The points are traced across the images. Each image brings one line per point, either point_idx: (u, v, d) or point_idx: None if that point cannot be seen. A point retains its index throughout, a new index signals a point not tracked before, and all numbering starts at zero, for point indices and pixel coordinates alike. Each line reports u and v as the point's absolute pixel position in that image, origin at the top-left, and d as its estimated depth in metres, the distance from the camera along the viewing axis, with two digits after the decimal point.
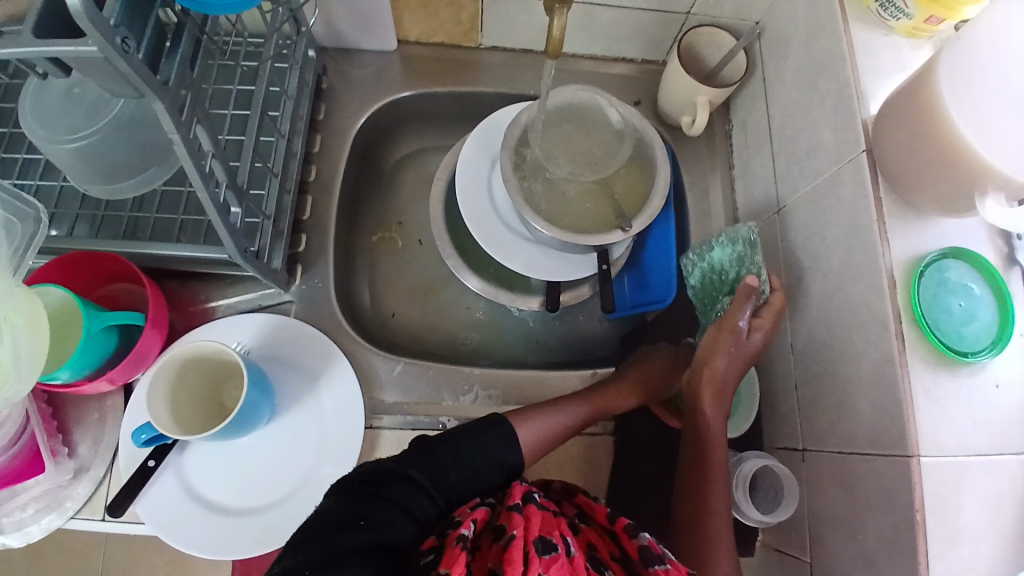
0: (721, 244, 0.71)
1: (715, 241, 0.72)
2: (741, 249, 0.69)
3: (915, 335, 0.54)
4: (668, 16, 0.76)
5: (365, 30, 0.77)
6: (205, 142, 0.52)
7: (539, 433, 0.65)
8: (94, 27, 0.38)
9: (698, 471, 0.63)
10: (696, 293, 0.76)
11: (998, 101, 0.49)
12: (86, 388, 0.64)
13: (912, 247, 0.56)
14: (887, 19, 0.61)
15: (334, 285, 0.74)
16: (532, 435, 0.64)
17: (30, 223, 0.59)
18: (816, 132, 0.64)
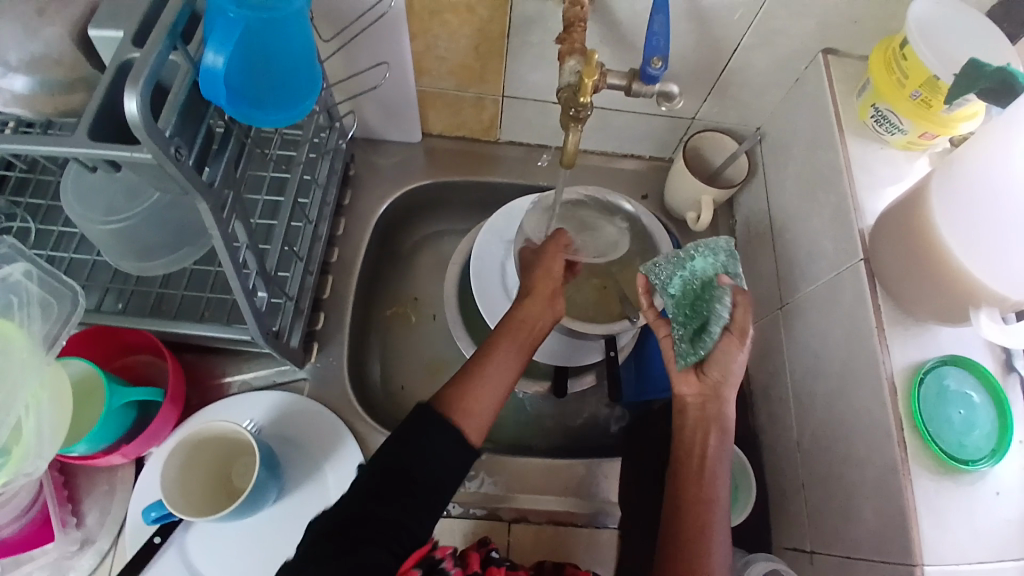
0: (700, 252, 0.62)
1: (693, 249, 0.62)
2: (722, 258, 0.62)
3: (917, 443, 0.54)
4: (676, 120, 0.81)
5: (394, 124, 0.82)
6: (240, 233, 0.55)
7: (486, 414, 0.58)
8: (149, 136, 0.40)
9: (692, 482, 0.56)
10: (673, 305, 0.61)
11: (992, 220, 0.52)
12: (101, 461, 0.64)
13: (912, 354, 0.57)
14: (883, 134, 0.65)
15: (347, 363, 0.76)
16: (481, 415, 0.58)
17: (67, 303, 0.62)
18: (817, 236, 0.67)
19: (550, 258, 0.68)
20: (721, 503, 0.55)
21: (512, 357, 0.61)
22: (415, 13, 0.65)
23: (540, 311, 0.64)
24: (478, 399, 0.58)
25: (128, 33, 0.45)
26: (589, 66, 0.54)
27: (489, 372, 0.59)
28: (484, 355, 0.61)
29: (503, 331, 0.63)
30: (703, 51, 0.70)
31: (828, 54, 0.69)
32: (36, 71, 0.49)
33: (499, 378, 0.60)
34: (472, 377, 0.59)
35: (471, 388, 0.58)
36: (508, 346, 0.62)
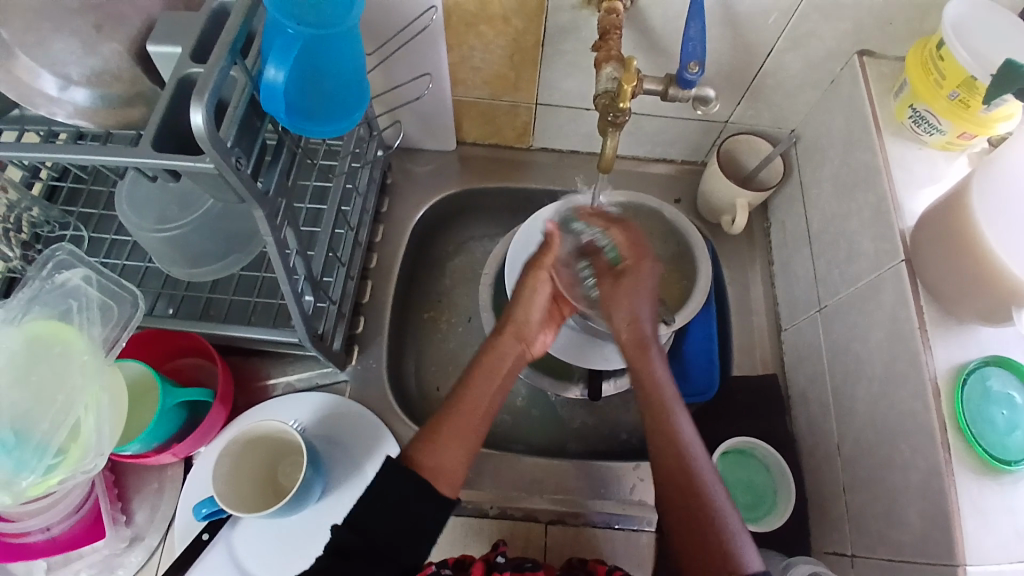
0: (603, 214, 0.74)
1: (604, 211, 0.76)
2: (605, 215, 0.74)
3: (961, 443, 0.54)
4: (708, 125, 0.82)
5: (429, 133, 0.84)
6: (291, 239, 0.57)
7: (459, 464, 0.59)
8: (213, 148, 0.42)
9: (682, 480, 0.54)
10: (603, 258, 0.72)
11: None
12: (151, 459, 0.66)
13: (955, 354, 0.56)
14: (921, 134, 0.64)
15: (386, 366, 0.78)
16: (455, 464, 0.58)
17: (127, 306, 0.65)
18: (856, 238, 0.67)
19: (526, 293, 0.67)
20: (718, 486, 0.53)
21: (486, 397, 0.62)
22: (452, 24, 0.67)
23: (508, 358, 0.64)
24: (446, 452, 0.58)
25: (187, 50, 0.48)
26: (628, 73, 0.56)
27: (461, 423, 0.59)
28: (456, 402, 0.61)
29: (473, 377, 0.63)
30: (736, 55, 0.71)
31: (864, 55, 0.69)
32: (97, 86, 0.52)
33: (470, 425, 0.60)
34: (440, 428, 0.59)
35: (438, 440, 0.58)
36: (472, 401, 0.61)
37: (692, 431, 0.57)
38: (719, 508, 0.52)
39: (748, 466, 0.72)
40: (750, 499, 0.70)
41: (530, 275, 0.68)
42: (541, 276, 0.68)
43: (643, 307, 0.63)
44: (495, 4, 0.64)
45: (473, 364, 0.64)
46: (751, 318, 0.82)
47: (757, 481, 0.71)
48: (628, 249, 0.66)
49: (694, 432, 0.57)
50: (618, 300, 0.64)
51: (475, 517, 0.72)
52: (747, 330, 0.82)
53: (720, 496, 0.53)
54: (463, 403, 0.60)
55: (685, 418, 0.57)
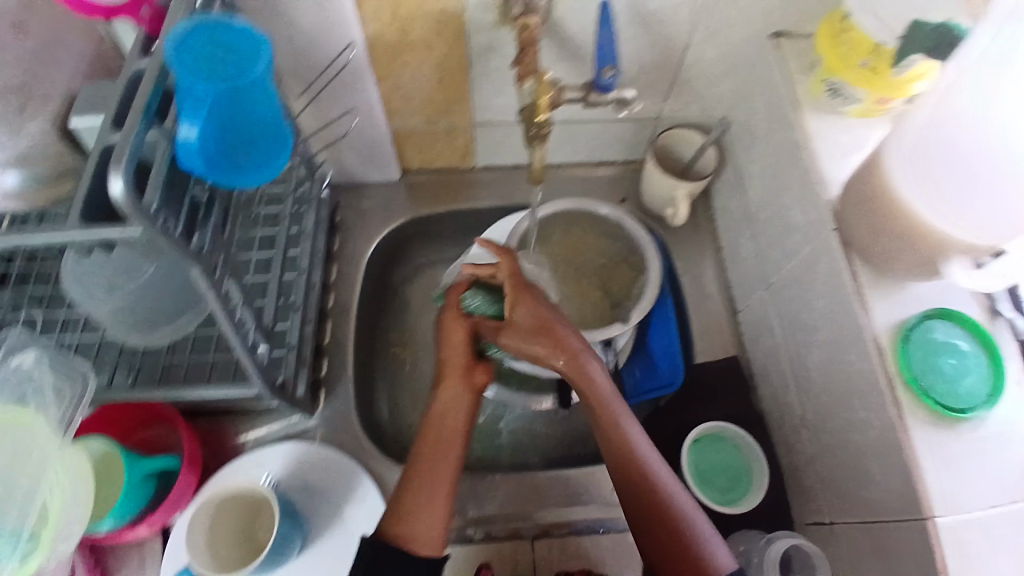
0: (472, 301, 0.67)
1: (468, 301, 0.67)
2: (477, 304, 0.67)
3: (909, 396, 0.56)
4: (640, 122, 0.84)
5: (370, 166, 0.85)
6: (236, 293, 0.57)
7: (438, 512, 0.59)
8: (138, 214, 0.43)
9: (636, 475, 0.59)
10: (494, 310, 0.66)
11: (963, 156, 0.51)
12: (128, 534, 0.66)
13: (894, 312, 0.59)
14: (839, 105, 0.67)
15: (356, 404, 0.78)
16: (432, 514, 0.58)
17: (80, 383, 0.64)
18: (790, 215, 0.69)
19: (448, 343, 0.65)
20: (682, 493, 0.58)
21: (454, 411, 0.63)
22: (376, 58, 0.68)
23: (460, 403, 0.63)
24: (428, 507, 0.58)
25: (106, 119, 0.48)
26: (541, 86, 0.59)
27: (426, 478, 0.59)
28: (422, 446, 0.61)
29: (427, 430, 0.62)
30: (655, 52, 0.73)
31: (780, 36, 0.72)
32: (24, 165, 0.52)
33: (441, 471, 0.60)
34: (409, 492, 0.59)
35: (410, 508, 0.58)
36: (433, 455, 0.60)
37: (641, 431, 0.62)
38: (688, 514, 0.57)
39: (723, 450, 0.73)
40: (729, 481, 0.71)
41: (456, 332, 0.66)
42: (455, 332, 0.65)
43: (563, 326, 0.64)
44: (414, 33, 0.66)
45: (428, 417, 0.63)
46: (708, 303, 0.84)
47: (732, 463, 0.72)
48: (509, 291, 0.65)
49: (643, 436, 0.61)
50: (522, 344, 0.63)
51: (464, 540, 0.72)
52: (706, 316, 0.84)
53: (683, 500, 0.58)
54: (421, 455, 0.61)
55: (632, 422, 0.62)
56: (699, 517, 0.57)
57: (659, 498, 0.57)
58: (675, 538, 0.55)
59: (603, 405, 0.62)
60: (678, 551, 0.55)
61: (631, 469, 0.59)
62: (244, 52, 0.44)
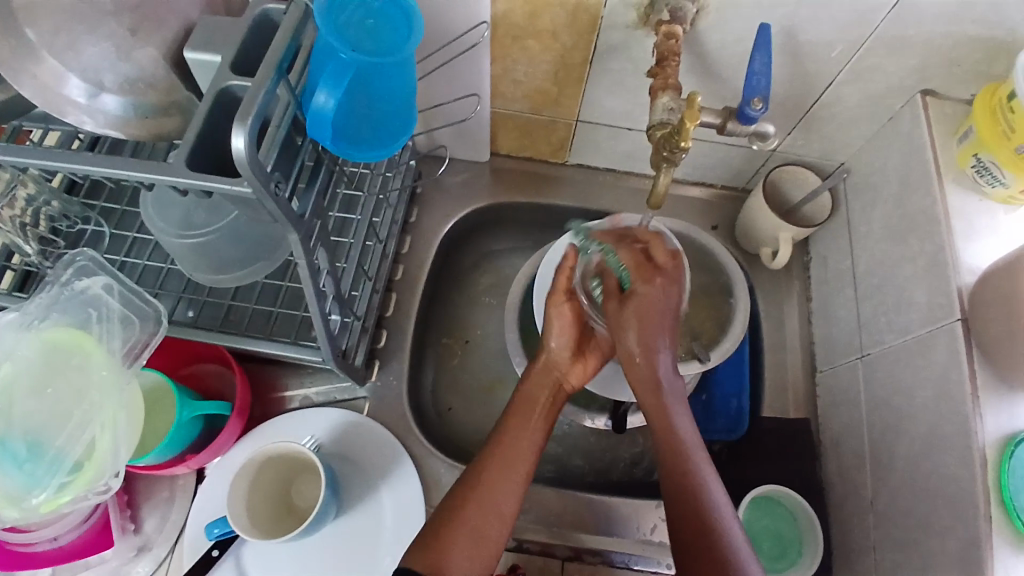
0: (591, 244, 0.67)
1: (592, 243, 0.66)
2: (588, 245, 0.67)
3: (1001, 516, 0.52)
4: (754, 153, 0.78)
5: (463, 143, 0.82)
6: (323, 261, 0.55)
7: (503, 512, 0.56)
8: (251, 172, 0.40)
9: (701, 527, 0.53)
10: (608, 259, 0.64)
11: None
12: (168, 470, 0.64)
13: (1004, 423, 0.54)
14: (983, 185, 0.61)
15: (407, 385, 0.76)
16: (492, 518, 0.56)
17: (150, 323, 0.60)
18: (907, 289, 0.64)
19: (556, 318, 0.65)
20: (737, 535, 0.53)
21: (523, 437, 0.60)
22: (498, 38, 0.64)
23: (525, 432, 0.60)
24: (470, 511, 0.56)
25: (226, 62, 0.45)
26: (689, 110, 0.50)
27: (487, 484, 0.57)
28: (488, 455, 0.59)
29: (497, 450, 0.59)
30: (792, 85, 0.68)
31: (927, 94, 0.66)
32: (131, 95, 0.49)
33: (501, 485, 0.57)
34: (472, 490, 0.57)
35: (457, 523, 0.55)
36: (506, 452, 0.59)
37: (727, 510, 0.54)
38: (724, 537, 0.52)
39: (777, 513, 0.70)
40: (776, 550, 0.68)
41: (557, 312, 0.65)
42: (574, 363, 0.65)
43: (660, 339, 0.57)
44: (544, 19, 0.61)
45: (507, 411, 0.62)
46: (785, 355, 0.80)
47: (784, 531, 0.69)
48: (637, 270, 0.60)
49: (731, 513, 0.54)
50: (625, 328, 0.58)
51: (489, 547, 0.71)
52: (780, 367, 0.80)
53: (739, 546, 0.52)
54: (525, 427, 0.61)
55: (715, 487, 0.55)
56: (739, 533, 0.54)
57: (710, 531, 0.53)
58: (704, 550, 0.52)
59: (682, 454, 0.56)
60: (706, 556, 0.52)
61: (693, 515, 0.54)
62: (397, 27, 0.41)
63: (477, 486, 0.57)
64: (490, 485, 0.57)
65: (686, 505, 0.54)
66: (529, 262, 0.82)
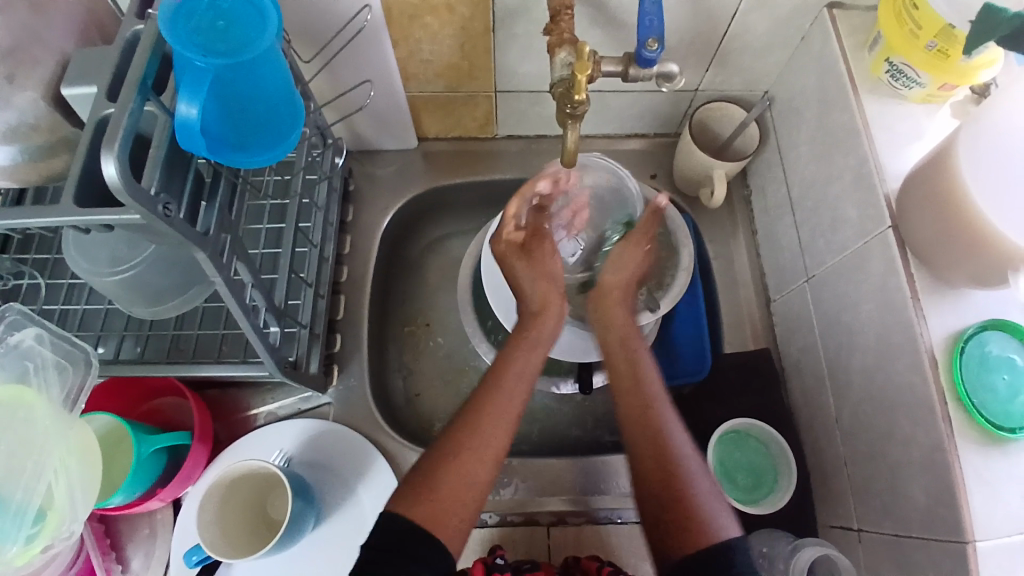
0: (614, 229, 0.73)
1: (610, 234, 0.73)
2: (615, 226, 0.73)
3: (963, 416, 0.52)
4: (678, 95, 0.77)
5: (387, 133, 0.80)
6: (246, 275, 0.54)
7: (476, 483, 0.53)
8: (132, 198, 0.38)
9: (665, 471, 0.54)
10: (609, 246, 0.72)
11: None
12: (139, 507, 0.64)
13: (950, 322, 0.54)
14: (900, 89, 0.61)
15: (369, 383, 0.75)
16: (462, 487, 0.52)
17: (81, 367, 0.59)
18: (840, 206, 0.64)
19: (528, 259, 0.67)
20: (721, 508, 0.52)
21: (510, 402, 0.57)
22: (394, 18, 0.62)
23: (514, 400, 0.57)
24: (450, 490, 0.52)
25: (99, 89, 0.44)
26: (581, 61, 0.52)
27: (475, 451, 0.54)
28: (470, 423, 0.55)
29: (486, 396, 0.57)
30: (698, 22, 0.66)
31: (833, 8, 0.65)
32: (19, 141, 0.47)
33: (483, 457, 0.54)
34: (463, 440, 0.54)
35: (439, 483, 0.52)
36: (495, 418, 0.56)
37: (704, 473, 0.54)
38: (700, 496, 0.52)
39: (749, 448, 0.71)
40: (752, 481, 0.69)
41: (535, 254, 0.67)
42: (553, 295, 0.65)
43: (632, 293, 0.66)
44: None
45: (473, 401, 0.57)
46: (737, 291, 0.81)
47: (758, 464, 0.70)
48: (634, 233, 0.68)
49: (705, 476, 0.54)
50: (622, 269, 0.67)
51: (474, 525, 0.71)
52: (735, 304, 0.80)
53: (719, 512, 0.52)
54: (510, 393, 0.57)
55: (676, 423, 0.57)
56: (707, 485, 0.53)
57: (684, 482, 0.53)
58: (674, 496, 0.52)
59: (640, 395, 0.58)
60: (673, 502, 0.52)
61: (666, 462, 0.54)
62: (249, 21, 0.41)
63: (468, 442, 0.54)
64: (472, 443, 0.54)
65: (652, 445, 0.55)
66: (475, 242, 0.81)
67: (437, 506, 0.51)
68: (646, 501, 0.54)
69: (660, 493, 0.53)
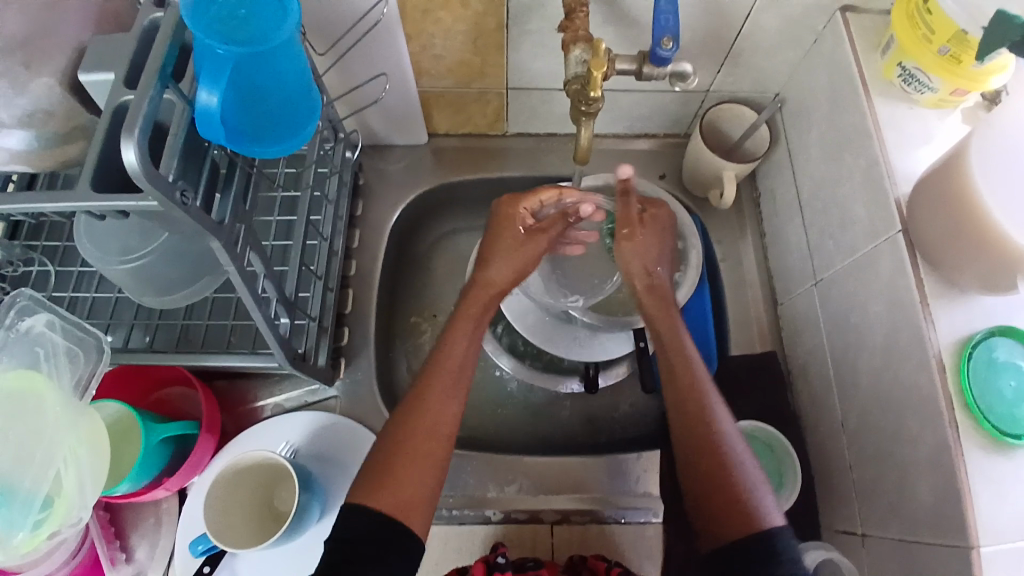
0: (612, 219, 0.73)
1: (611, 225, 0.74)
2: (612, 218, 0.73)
3: (970, 419, 0.52)
4: (688, 95, 0.78)
5: (397, 128, 0.81)
6: (258, 266, 0.55)
7: (427, 476, 0.54)
8: (151, 185, 0.39)
9: (713, 454, 0.54)
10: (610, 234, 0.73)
11: None
12: (146, 496, 0.64)
13: (959, 325, 0.54)
14: (911, 92, 0.61)
15: (375, 377, 0.76)
16: (417, 479, 0.53)
17: (93, 353, 0.60)
18: (850, 208, 0.64)
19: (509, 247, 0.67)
20: (767, 495, 0.52)
21: (449, 398, 0.58)
22: (408, 13, 0.63)
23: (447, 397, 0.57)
24: (406, 475, 0.53)
25: (117, 76, 0.44)
26: (597, 58, 0.53)
27: (421, 443, 0.55)
28: (410, 418, 0.56)
29: (428, 388, 0.58)
30: (710, 22, 0.66)
31: (846, 11, 0.65)
32: (34, 127, 0.47)
33: (430, 448, 0.55)
34: (400, 434, 0.55)
35: (395, 473, 0.53)
36: (428, 414, 0.56)
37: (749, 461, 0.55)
38: (750, 485, 0.53)
39: (755, 449, 0.71)
40: None
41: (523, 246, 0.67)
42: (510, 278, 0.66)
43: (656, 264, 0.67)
44: None
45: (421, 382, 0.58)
46: (745, 292, 0.81)
47: (763, 465, 0.70)
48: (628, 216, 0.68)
49: (751, 464, 0.55)
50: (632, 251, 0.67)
51: (479, 521, 0.72)
52: (742, 305, 0.80)
53: (764, 498, 0.52)
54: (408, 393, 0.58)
55: (723, 409, 0.57)
56: (753, 471, 0.54)
57: (727, 468, 0.53)
58: (721, 483, 0.53)
59: (693, 380, 0.59)
60: (719, 487, 0.53)
61: (713, 446, 0.55)
62: (269, 12, 0.41)
63: (420, 434, 0.55)
64: (423, 434, 0.55)
65: (697, 427, 0.56)
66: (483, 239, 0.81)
67: (397, 494, 0.52)
68: (691, 484, 0.54)
69: (705, 476, 0.54)
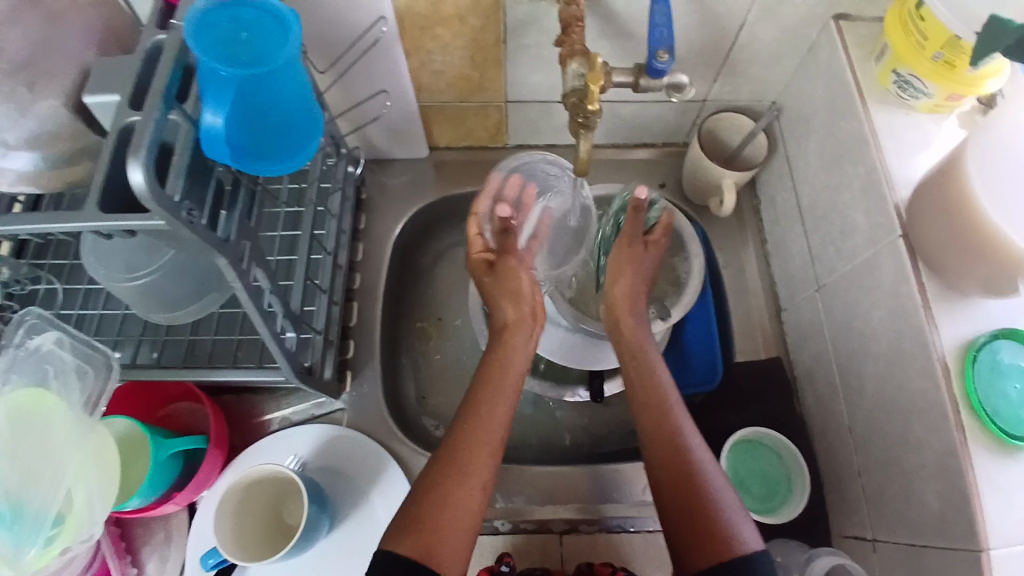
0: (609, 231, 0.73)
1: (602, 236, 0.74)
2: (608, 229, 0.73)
3: (975, 422, 0.52)
4: (686, 105, 0.78)
5: (399, 142, 0.82)
6: (263, 281, 0.55)
7: (475, 503, 0.52)
8: (158, 205, 0.40)
9: (682, 483, 0.54)
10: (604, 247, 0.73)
11: None
12: (156, 511, 0.65)
13: (961, 329, 0.54)
14: (907, 99, 0.61)
15: (381, 389, 0.76)
16: (466, 504, 0.52)
17: (102, 370, 0.61)
18: (850, 214, 0.64)
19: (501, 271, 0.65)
20: (746, 527, 0.51)
21: (497, 422, 0.57)
22: (407, 30, 0.64)
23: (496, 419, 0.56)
24: (457, 497, 0.52)
25: (122, 98, 0.45)
26: (594, 72, 0.54)
27: (467, 469, 0.53)
28: (463, 441, 0.55)
29: (480, 413, 0.57)
30: (706, 33, 0.67)
31: (840, 19, 0.66)
32: (40, 147, 0.48)
33: (479, 470, 0.54)
34: (452, 462, 0.54)
35: (446, 495, 0.52)
36: (475, 437, 0.55)
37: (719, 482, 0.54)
38: (725, 511, 0.52)
39: (760, 455, 0.71)
40: (765, 490, 0.69)
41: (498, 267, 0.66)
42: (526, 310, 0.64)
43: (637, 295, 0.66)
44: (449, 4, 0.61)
45: (465, 419, 0.57)
46: (747, 299, 0.81)
47: (771, 471, 0.70)
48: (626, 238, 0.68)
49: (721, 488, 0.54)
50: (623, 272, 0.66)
51: (488, 531, 0.72)
52: (745, 312, 0.81)
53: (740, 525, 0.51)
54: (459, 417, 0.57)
55: (691, 430, 0.57)
56: (730, 499, 0.53)
57: (700, 496, 0.53)
58: (694, 511, 0.52)
59: (661, 409, 0.58)
60: (694, 515, 0.52)
61: (682, 474, 0.54)
62: (270, 33, 0.42)
63: (473, 459, 0.54)
64: (473, 460, 0.54)
65: (666, 455, 0.56)
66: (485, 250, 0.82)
67: (445, 520, 0.51)
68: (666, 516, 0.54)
69: (680, 505, 0.53)
